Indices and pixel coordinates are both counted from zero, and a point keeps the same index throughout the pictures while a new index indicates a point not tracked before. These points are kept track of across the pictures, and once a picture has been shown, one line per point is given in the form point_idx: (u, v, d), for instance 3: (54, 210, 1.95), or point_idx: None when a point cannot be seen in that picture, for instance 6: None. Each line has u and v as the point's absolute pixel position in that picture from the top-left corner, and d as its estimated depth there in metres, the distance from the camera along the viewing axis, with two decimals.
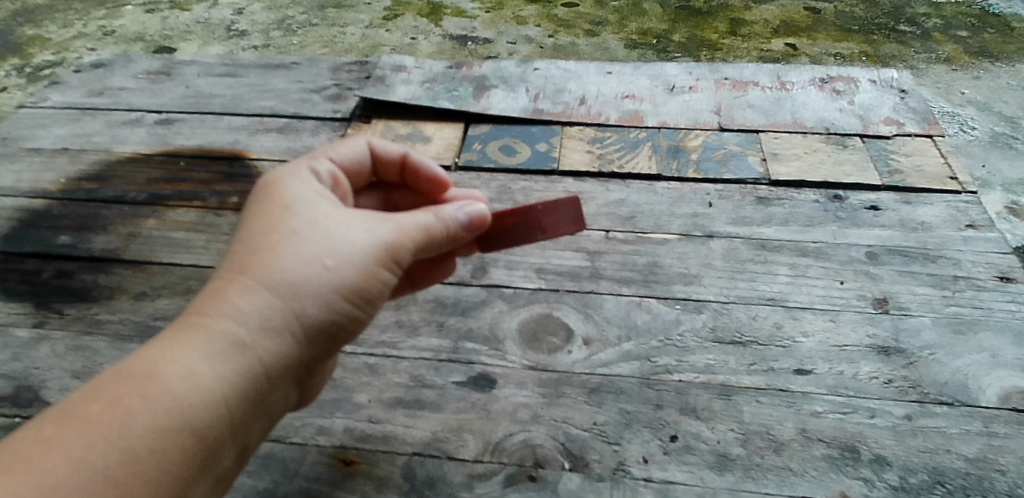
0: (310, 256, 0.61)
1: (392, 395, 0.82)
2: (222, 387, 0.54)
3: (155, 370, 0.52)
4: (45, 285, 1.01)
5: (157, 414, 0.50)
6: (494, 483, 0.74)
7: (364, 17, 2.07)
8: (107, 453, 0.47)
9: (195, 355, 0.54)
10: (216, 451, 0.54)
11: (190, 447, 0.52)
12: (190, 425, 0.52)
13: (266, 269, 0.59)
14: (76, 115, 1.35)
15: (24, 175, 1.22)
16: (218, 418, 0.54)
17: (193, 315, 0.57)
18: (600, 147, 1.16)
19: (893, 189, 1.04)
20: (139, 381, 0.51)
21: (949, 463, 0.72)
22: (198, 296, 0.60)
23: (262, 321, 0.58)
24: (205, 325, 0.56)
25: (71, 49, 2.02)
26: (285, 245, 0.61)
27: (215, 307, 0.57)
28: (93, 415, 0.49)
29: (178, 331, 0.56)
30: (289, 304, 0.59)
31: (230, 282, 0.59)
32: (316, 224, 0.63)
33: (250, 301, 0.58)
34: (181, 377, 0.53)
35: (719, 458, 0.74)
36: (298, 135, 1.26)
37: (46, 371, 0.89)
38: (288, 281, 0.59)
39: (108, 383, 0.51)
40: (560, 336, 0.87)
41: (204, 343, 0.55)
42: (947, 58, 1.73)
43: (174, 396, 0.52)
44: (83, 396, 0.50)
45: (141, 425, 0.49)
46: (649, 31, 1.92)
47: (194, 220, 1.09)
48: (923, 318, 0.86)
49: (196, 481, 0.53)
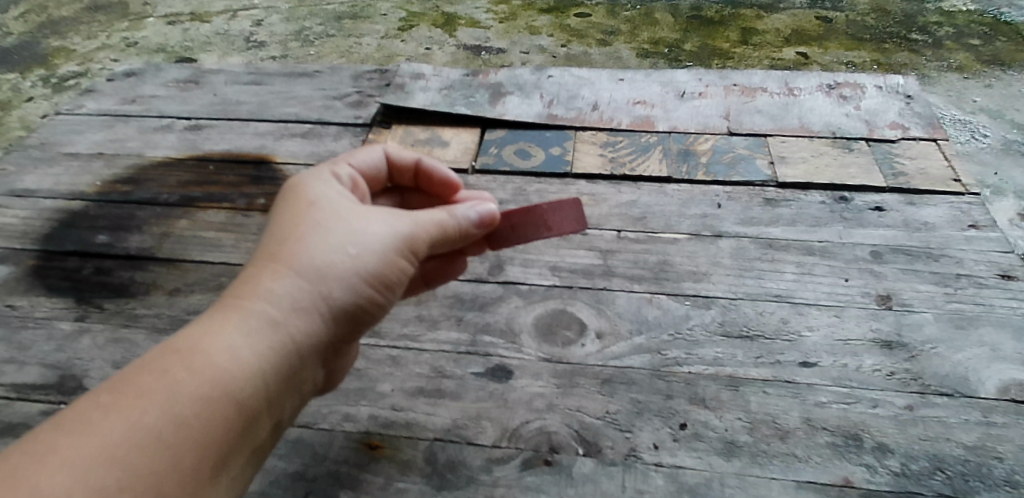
0: (336, 245, 0.66)
1: (414, 385, 0.87)
2: (260, 361, 0.59)
3: (198, 346, 0.57)
4: (85, 281, 1.06)
5: (203, 384, 0.55)
6: (512, 466, 0.78)
7: (380, 27, 2.14)
8: (159, 417, 0.52)
9: (235, 333, 0.59)
10: (254, 422, 0.58)
11: (232, 416, 0.56)
12: (232, 394, 0.56)
13: (296, 257, 0.64)
14: (110, 122, 1.42)
15: (62, 178, 1.28)
16: (257, 389, 0.58)
17: (229, 299, 0.62)
18: (612, 151, 1.20)
19: (897, 191, 1.07)
20: (185, 355, 0.56)
21: (949, 450, 0.75)
22: (233, 284, 0.64)
23: (294, 303, 0.62)
24: (241, 307, 0.61)
25: (95, 60, 2.09)
26: (312, 236, 0.66)
27: (251, 290, 0.62)
28: (145, 384, 0.53)
29: (217, 314, 0.60)
30: (317, 288, 0.64)
31: (262, 270, 0.64)
32: (340, 217, 0.68)
33: (282, 285, 0.62)
34: (222, 352, 0.57)
35: (727, 445, 0.78)
36: (322, 140, 1.31)
37: (88, 361, 0.95)
38: (316, 267, 0.64)
39: (156, 359, 0.56)
40: (574, 329, 0.91)
41: (241, 322, 0.60)
42: (959, 66, 1.76)
43: (217, 368, 0.56)
44: (134, 371, 0.55)
45: (189, 392, 0.54)
46: (661, 40, 1.97)
47: (224, 220, 1.15)
48: (925, 314, 0.89)
49: (236, 448, 0.57)
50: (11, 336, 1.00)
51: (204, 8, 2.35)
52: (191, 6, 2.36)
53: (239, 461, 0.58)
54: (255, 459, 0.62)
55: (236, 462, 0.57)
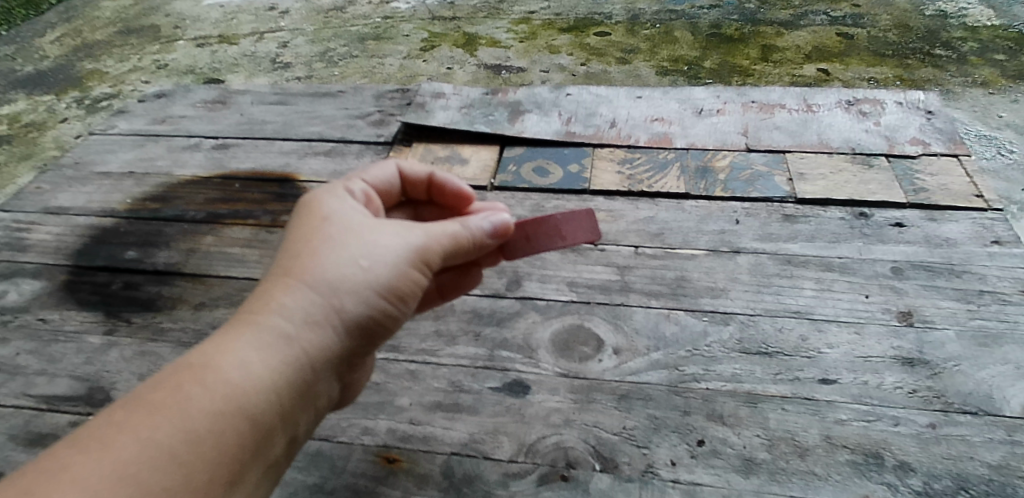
0: (347, 258, 0.67)
1: (433, 399, 0.88)
2: (272, 376, 0.60)
3: (211, 361, 0.58)
4: (114, 296, 1.09)
5: (215, 400, 0.56)
6: (528, 481, 0.78)
7: (403, 48, 2.18)
8: (171, 434, 0.53)
9: (247, 347, 0.60)
10: (267, 437, 0.59)
11: (245, 431, 0.57)
12: (244, 409, 0.57)
13: (309, 271, 0.66)
14: (140, 141, 1.46)
15: (94, 196, 1.32)
16: (269, 404, 0.59)
17: (243, 315, 0.64)
18: (630, 168, 1.21)
19: (918, 206, 1.06)
20: (198, 370, 0.57)
21: (972, 470, 0.74)
22: (247, 299, 0.66)
23: (306, 317, 0.64)
24: (254, 322, 0.62)
25: (126, 81, 2.16)
26: (324, 250, 0.68)
27: (264, 305, 0.64)
28: (158, 400, 0.55)
29: (231, 329, 0.62)
30: (329, 301, 0.65)
31: (275, 284, 0.65)
32: (352, 230, 0.70)
33: (294, 298, 0.64)
34: (235, 368, 0.59)
35: (745, 462, 0.77)
36: (344, 158, 1.34)
37: (115, 374, 0.97)
38: (328, 280, 0.66)
39: (170, 375, 0.57)
40: (590, 345, 0.92)
41: (254, 336, 0.61)
42: (984, 81, 1.74)
43: (229, 384, 0.57)
44: (148, 387, 0.56)
45: (201, 408, 0.55)
46: (681, 58, 1.98)
47: (248, 237, 1.17)
48: (947, 331, 0.88)
49: (250, 463, 0.58)
50: (42, 349, 1.03)
51: (232, 30, 2.42)
52: (219, 28, 2.44)
53: (253, 476, 0.59)
54: (271, 475, 0.63)
55: (250, 478, 0.58)
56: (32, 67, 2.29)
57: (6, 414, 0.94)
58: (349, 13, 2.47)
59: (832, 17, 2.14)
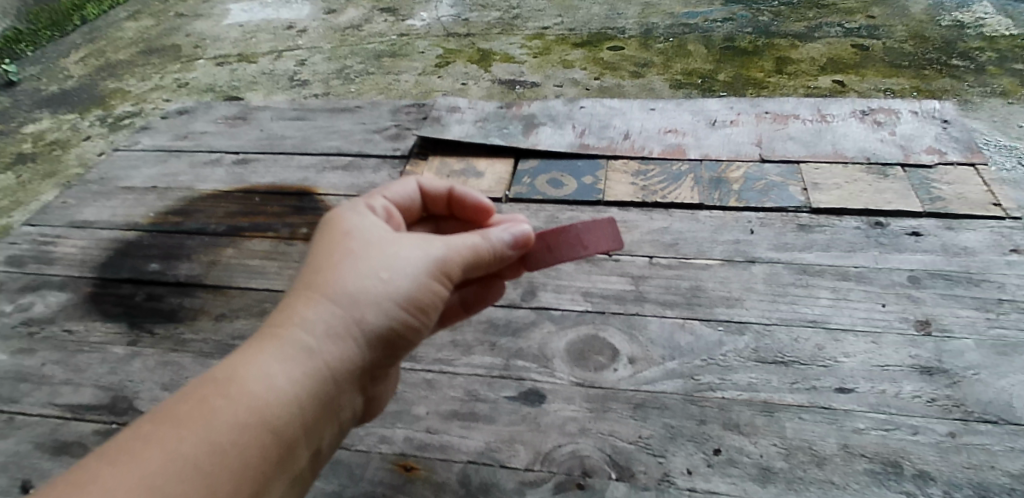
0: (368, 272, 0.69)
1: (449, 408, 0.88)
2: (295, 388, 0.61)
3: (235, 374, 0.60)
4: (138, 307, 1.12)
5: (239, 412, 0.58)
6: (544, 490, 0.78)
7: (418, 65, 2.22)
8: (197, 446, 0.55)
9: (271, 361, 0.62)
10: (291, 449, 0.61)
11: (269, 443, 0.58)
12: (267, 421, 0.59)
13: (331, 284, 0.67)
14: (163, 157, 1.50)
15: (119, 210, 1.35)
16: (292, 416, 0.60)
17: (267, 329, 0.65)
18: (644, 180, 1.22)
19: (934, 215, 1.06)
20: (223, 384, 0.59)
21: (994, 479, 0.73)
22: (271, 314, 0.68)
23: (328, 329, 0.65)
24: (278, 335, 0.64)
25: (148, 100, 2.21)
26: (345, 264, 0.69)
27: (287, 319, 0.65)
28: (186, 414, 0.56)
29: (255, 343, 0.64)
30: (350, 314, 0.66)
31: (298, 299, 0.67)
32: (373, 244, 0.71)
33: (316, 312, 0.65)
34: (259, 381, 0.60)
35: (762, 471, 0.77)
36: (361, 172, 1.36)
37: (139, 383, 0.99)
38: (349, 293, 0.67)
39: (196, 389, 0.59)
40: (606, 355, 0.92)
41: (277, 350, 0.63)
42: (1003, 91, 1.73)
43: (253, 396, 0.59)
44: (175, 401, 0.58)
45: (225, 421, 0.57)
46: (694, 71, 1.99)
47: (268, 249, 1.20)
48: (966, 341, 0.87)
49: (275, 475, 0.59)
50: (67, 359, 1.05)
51: (251, 49, 2.47)
52: (238, 47, 2.49)
53: (278, 488, 0.60)
54: (297, 487, 0.64)
55: (275, 489, 0.60)
56: (57, 87, 2.35)
57: (32, 423, 0.96)
58: (365, 31, 2.52)
59: (847, 29, 2.15)
